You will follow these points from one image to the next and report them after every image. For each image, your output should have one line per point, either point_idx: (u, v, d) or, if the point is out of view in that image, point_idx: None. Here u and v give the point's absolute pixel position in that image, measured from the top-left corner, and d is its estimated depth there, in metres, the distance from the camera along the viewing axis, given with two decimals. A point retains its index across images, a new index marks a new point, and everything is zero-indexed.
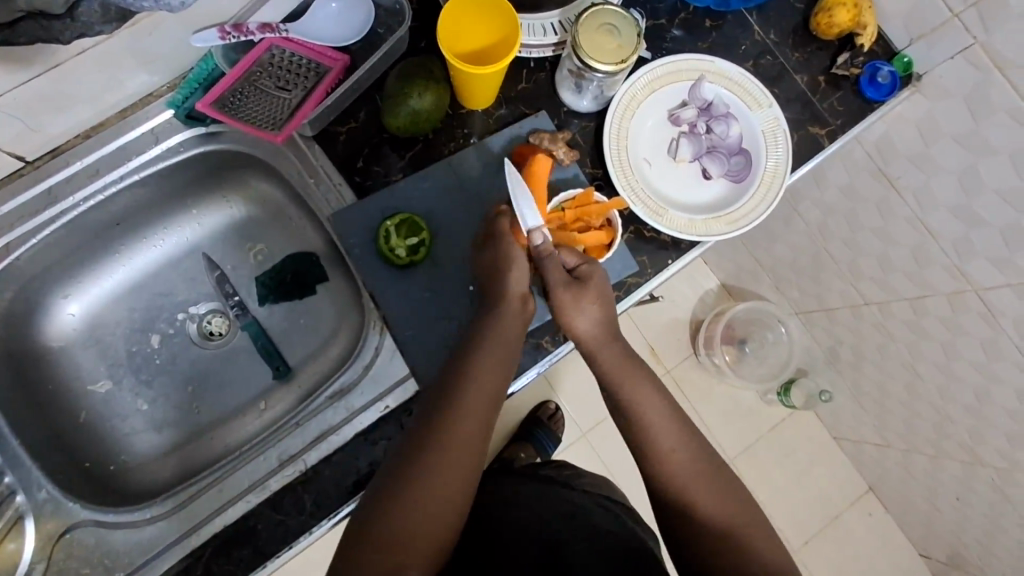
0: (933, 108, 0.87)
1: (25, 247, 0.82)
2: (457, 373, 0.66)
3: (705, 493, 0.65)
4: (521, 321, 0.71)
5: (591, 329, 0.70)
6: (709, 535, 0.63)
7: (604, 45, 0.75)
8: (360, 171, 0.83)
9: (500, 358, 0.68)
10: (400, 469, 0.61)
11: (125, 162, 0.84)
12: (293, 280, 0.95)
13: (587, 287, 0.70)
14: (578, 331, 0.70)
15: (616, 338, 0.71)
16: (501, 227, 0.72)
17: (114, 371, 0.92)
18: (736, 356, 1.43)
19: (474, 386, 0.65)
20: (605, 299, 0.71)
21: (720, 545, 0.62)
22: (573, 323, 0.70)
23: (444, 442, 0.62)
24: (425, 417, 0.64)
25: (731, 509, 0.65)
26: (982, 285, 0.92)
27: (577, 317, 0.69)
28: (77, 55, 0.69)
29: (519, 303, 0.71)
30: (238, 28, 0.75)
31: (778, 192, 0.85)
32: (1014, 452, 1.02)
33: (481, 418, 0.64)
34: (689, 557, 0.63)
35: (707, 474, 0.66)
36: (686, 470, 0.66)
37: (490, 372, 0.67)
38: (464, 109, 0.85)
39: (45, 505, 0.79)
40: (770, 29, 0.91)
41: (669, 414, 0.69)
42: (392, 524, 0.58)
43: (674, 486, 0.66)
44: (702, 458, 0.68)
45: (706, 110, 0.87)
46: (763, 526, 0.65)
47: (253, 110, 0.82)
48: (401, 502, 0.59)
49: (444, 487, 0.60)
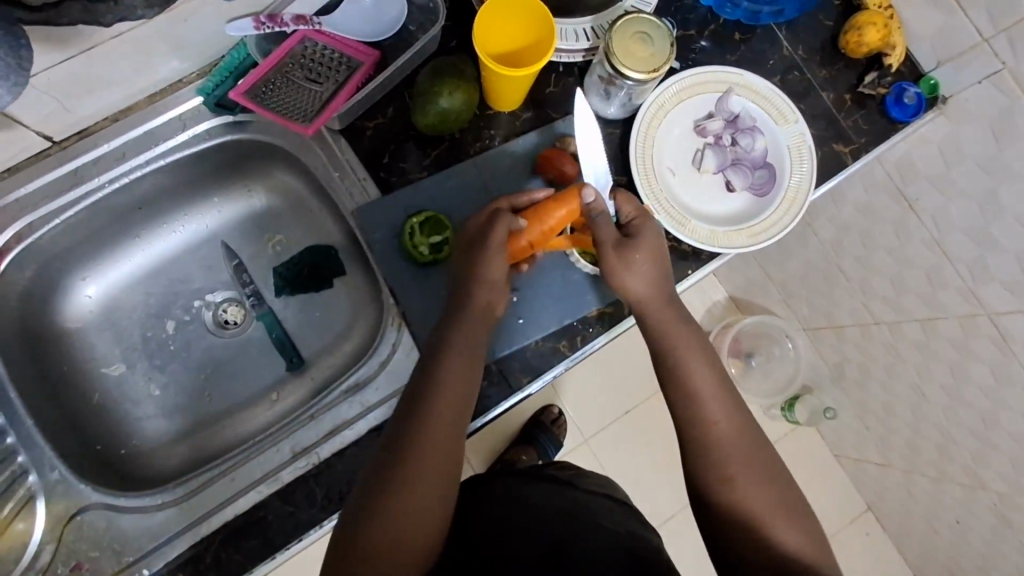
0: (957, 131, 0.87)
1: (47, 228, 0.82)
2: (431, 374, 0.66)
3: (736, 484, 0.64)
4: (486, 327, 0.72)
5: (644, 290, 0.71)
6: (736, 524, 0.63)
7: (636, 53, 0.75)
8: (385, 167, 0.83)
9: (467, 363, 0.68)
10: (383, 474, 0.61)
11: (151, 147, 0.84)
12: (311, 272, 0.94)
13: (638, 247, 0.71)
14: (631, 293, 0.72)
15: (667, 301, 0.72)
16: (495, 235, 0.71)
17: (128, 355, 0.92)
18: (742, 368, 1.44)
19: (445, 391, 0.65)
20: (657, 259, 0.72)
21: (745, 539, 0.63)
22: (625, 285, 0.72)
23: (423, 448, 0.62)
24: (401, 422, 0.64)
25: (765, 497, 0.64)
26: (995, 309, 0.92)
27: (629, 277, 0.71)
28: (113, 39, 0.69)
29: (483, 311, 0.71)
30: (273, 19, 0.74)
31: (801, 207, 0.86)
32: (1017, 477, 1.02)
33: (454, 424, 0.64)
34: (714, 540, 0.65)
35: (741, 458, 0.66)
36: (717, 456, 0.66)
37: (462, 373, 0.67)
38: (491, 110, 0.85)
39: (56, 486, 0.78)
40: (799, 45, 0.92)
41: (696, 401, 0.68)
42: (381, 531, 0.58)
43: (704, 475, 0.66)
44: (738, 440, 0.67)
45: (732, 122, 0.87)
46: (795, 512, 0.65)
47: (284, 101, 0.81)
48: (387, 509, 0.59)
49: (430, 492, 0.61)
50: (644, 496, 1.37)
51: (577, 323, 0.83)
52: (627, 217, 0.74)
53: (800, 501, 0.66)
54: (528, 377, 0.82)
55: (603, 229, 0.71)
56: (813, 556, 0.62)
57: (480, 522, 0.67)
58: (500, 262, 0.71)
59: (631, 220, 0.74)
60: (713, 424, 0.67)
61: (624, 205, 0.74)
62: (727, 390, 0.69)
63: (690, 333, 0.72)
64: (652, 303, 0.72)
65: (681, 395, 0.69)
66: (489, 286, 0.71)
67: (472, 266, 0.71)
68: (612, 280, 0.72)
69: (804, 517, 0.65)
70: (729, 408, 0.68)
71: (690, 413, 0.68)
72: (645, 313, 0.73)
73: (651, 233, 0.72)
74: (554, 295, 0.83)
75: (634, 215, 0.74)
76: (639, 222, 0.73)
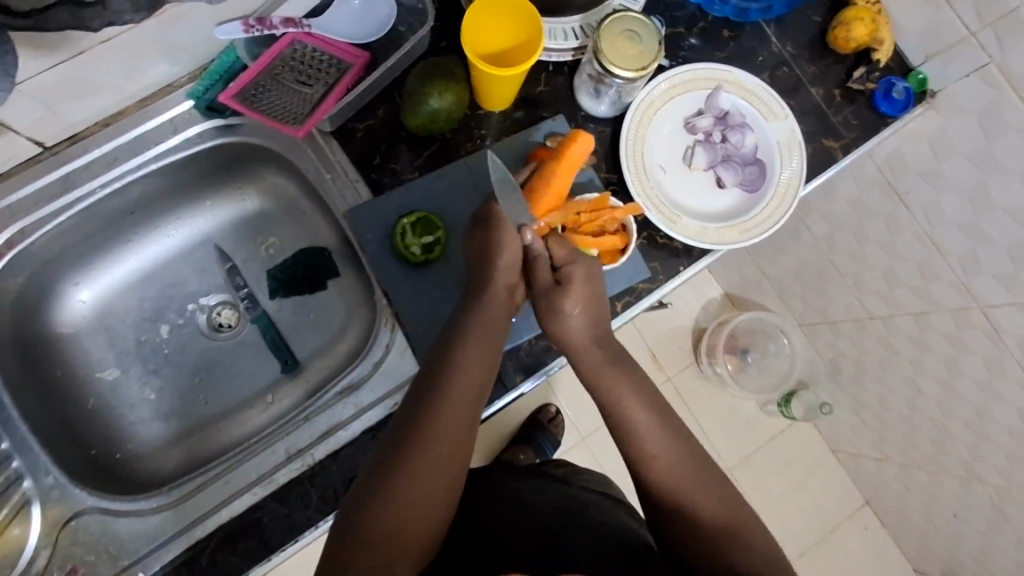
0: (946, 125, 0.88)
1: (40, 233, 0.82)
2: (444, 364, 0.66)
3: (705, 494, 0.65)
4: (506, 314, 0.71)
5: (570, 332, 0.70)
6: (705, 533, 0.63)
7: (624, 51, 0.76)
8: (377, 168, 0.83)
9: (483, 356, 0.67)
10: (387, 465, 0.61)
11: (143, 152, 0.85)
12: (305, 274, 0.94)
13: (563, 293, 0.69)
14: (558, 336, 0.70)
15: (601, 344, 0.70)
16: (495, 212, 0.70)
17: (122, 360, 0.92)
18: (738, 365, 1.43)
19: (457, 382, 0.65)
20: (589, 302, 0.70)
21: (713, 548, 0.62)
22: (552, 327, 0.70)
23: (430, 441, 0.61)
24: (413, 409, 0.63)
25: (727, 508, 0.65)
26: (988, 302, 0.92)
27: (557, 322, 0.69)
28: (101, 44, 0.69)
29: (505, 295, 0.70)
30: (262, 21, 0.74)
31: (791, 203, 0.86)
32: (1012, 470, 1.02)
33: (467, 414, 0.64)
34: (677, 554, 0.64)
35: (699, 473, 0.66)
36: (680, 467, 0.66)
37: (476, 366, 0.66)
38: (481, 110, 0.85)
39: (51, 491, 0.79)
40: (787, 41, 0.92)
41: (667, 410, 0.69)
42: (382, 522, 0.58)
43: (674, 480, 0.65)
44: (688, 462, 0.67)
45: (722, 119, 0.87)
46: (755, 527, 0.65)
47: (273, 104, 0.83)
48: (388, 500, 0.59)
49: (431, 488, 0.61)
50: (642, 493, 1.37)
51: None
52: (560, 261, 0.71)
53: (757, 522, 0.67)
54: (521, 376, 0.82)
55: (541, 273, 0.70)
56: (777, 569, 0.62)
57: (468, 517, 0.68)
58: (516, 242, 0.69)
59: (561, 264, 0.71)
60: (666, 448, 0.67)
61: (556, 250, 0.72)
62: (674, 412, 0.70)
63: (626, 377, 0.69)
64: (581, 347, 0.70)
65: (621, 428, 0.68)
66: (508, 270, 0.70)
67: (484, 250, 0.70)
68: (541, 322, 0.71)
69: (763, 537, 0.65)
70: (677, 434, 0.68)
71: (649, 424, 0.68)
72: (574, 357, 0.71)
73: (582, 277, 0.70)
74: None
75: (562, 259, 0.71)
76: (569, 268, 0.70)
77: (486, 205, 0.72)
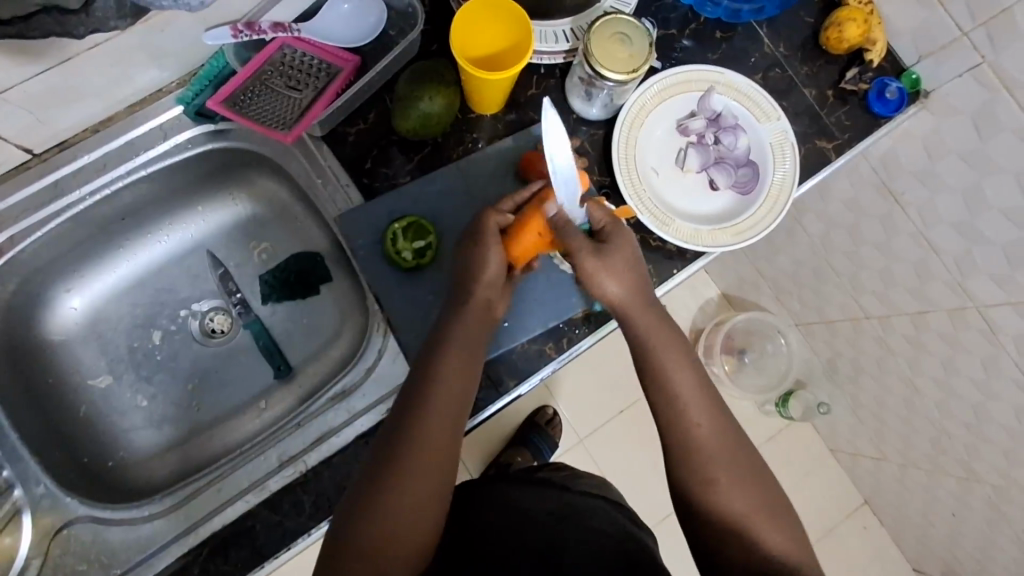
0: (940, 125, 0.87)
1: (29, 241, 0.82)
2: (428, 374, 0.65)
3: (731, 486, 0.64)
4: (487, 324, 0.71)
5: (624, 291, 0.69)
6: (724, 527, 0.63)
7: (614, 53, 0.75)
8: (368, 173, 0.83)
9: (466, 363, 0.67)
10: (375, 478, 0.60)
11: (132, 158, 0.84)
12: (298, 279, 0.94)
13: (613, 251, 0.69)
14: (609, 296, 0.69)
15: (648, 303, 0.70)
16: (487, 225, 0.71)
17: (114, 367, 0.92)
18: (736, 366, 1.44)
19: (441, 390, 0.64)
20: (633, 260, 0.70)
21: (729, 541, 0.62)
22: (603, 287, 0.69)
23: (418, 449, 0.61)
24: (399, 422, 0.63)
25: (748, 501, 0.64)
26: (984, 302, 0.92)
27: (608, 281, 0.68)
28: (88, 50, 0.68)
29: (484, 305, 0.70)
30: (251, 26, 0.76)
31: (785, 204, 0.86)
32: (1010, 469, 1.02)
33: (452, 420, 0.64)
34: (696, 540, 0.64)
35: (725, 462, 0.65)
36: (704, 459, 0.65)
37: (459, 375, 0.66)
38: (473, 113, 0.85)
39: (42, 500, 0.78)
40: (780, 41, 0.92)
41: (699, 387, 0.68)
42: (376, 532, 0.58)
43: (698, 471, 0.65)
44: (717, 448, 0.66)
45: (714, 120, 0.87)
46: (779, 516, 0.65)
47: (261, 109, 0.82)
48: (378, 509, 0.59)
49: (419, 497, 0.60)
50: (640, 496, 1.36)
51: (563, 325, 0.83)
52: (600, 225, 0.71)
53: (788, 502, 0.66)
54: (515, 380, 0.82)
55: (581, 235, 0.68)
56: (800, 567, 0.61)
57: (472, 523, 0.68)
58: (498, 254, 0.70)
59: (602, 226, 0.71)
60: (693, 440, 0.66)
61: (594, 213, 0.71)
62: (708, 392, 0.68)
63: (671, 335, 0.70)
64: (630, 306, 0.69)
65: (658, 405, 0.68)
66: (490, 284, 0.70)
67: (468, 263, 0.71)
68: (590, 285, 0.69)
69: (789, 521, 0.65)
70: (709, 413, 0.67)
71: (676, 411, 0.67)
72: (627, 316, 0.70)
73: (624, 236, 0.70)
74: (541, 297, 0.82)
75: (606, 222, 0.71)
76: (614, 228, 0.70)
77: (477, 220, 0.73)
